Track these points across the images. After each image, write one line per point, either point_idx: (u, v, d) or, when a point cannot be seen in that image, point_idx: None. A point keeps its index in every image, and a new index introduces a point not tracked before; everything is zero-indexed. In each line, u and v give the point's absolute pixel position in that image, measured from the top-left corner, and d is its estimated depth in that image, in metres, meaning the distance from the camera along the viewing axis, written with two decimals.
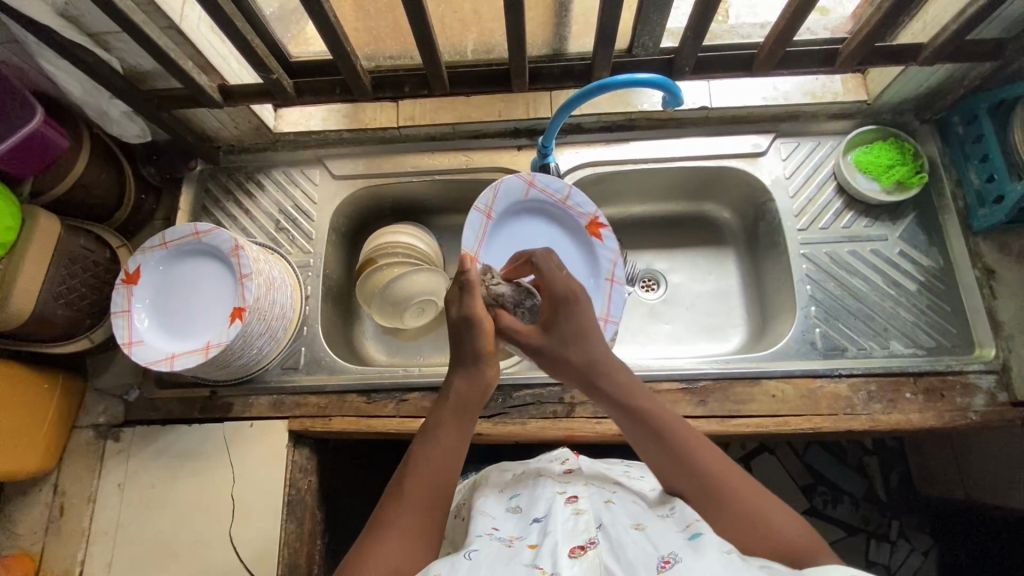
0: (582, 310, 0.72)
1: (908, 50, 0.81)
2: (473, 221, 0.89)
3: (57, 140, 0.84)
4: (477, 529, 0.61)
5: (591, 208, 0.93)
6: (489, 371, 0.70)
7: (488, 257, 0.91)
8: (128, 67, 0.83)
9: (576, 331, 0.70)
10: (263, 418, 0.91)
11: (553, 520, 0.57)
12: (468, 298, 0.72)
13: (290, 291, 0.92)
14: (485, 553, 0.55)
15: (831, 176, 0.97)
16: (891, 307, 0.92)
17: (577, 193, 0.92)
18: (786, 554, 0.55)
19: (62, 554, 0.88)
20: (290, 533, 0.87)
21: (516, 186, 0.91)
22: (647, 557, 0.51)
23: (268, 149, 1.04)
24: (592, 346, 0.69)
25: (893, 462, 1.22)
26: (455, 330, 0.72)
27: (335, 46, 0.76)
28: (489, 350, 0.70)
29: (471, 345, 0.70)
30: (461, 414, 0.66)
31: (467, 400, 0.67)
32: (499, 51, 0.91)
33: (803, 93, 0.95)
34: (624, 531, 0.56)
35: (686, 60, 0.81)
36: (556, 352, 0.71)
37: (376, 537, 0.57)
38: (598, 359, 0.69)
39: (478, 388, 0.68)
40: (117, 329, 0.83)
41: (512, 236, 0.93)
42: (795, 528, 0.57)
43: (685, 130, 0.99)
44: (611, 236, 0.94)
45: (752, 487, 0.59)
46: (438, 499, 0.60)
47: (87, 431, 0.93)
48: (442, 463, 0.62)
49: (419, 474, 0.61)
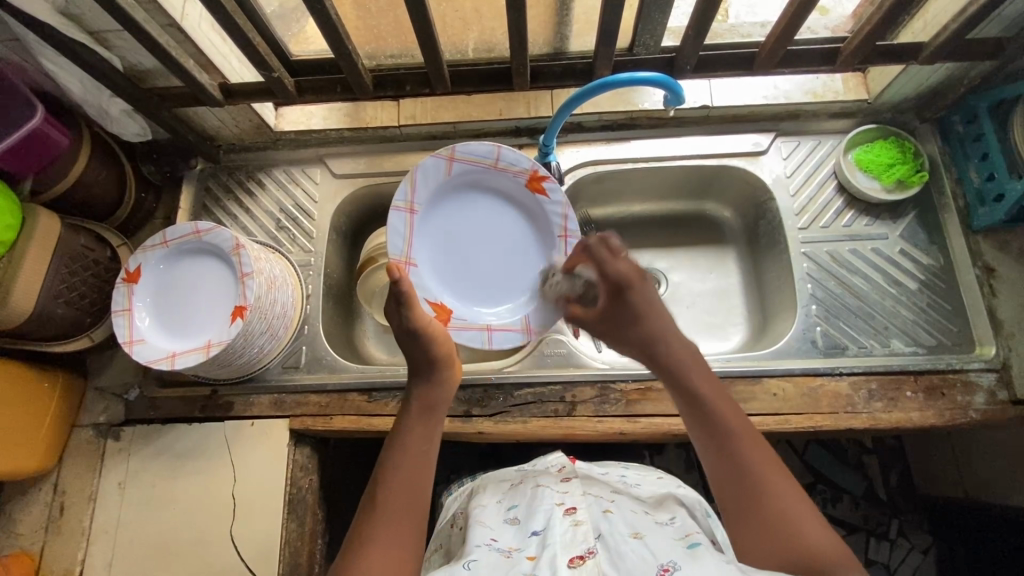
0: (636, 301, 0.73)
1: (908, 49, 0.81)
2: (399, 221, 0.85)
3: (57, 139, 0.83)
4: (475, 541, 0.61)
5: (526, 163, 0.88)
6: (445, 375, 0.72)
7: (426, 254, 0.88)
8: (128, 65, 0.83)
9: (636, 319, 0.73)
10: (263, 417, 0.91)
11: (551, 532, 0.57)
12: (409, 313, 0.71)
13: (291, 290, 0.92)
14: (484, 565, 0.56)
15: (831, 175, 0.97)
16: (892, 305, 0.92)
17: (506, 152, 0.87)
18: (805, 558, 0.54)
19: (61, 554, 0.87)
20: (291, 532, 0.87)
21: (435, 167, 0.87)
22: (647, 567, 0.52)
23: (269, 148, 1.04)
24: (654, 333, 0.71)
25: (893, 461, 1.23)
26: (403, 340, 0.73)
27: (337, 44, 0.76)
28: (442, 357, 0.72)
29: (424, 353, 0.72)
30: (427, 418, 0.68)
31: (431, 402, 0.70)
32: (500, 50, 0.91)
33: (804, 92, 0.95)
34: (623, 541, 0.56)
35: (688, 58, 0.81)
36: (623, 334, 0.74)
37: (362, 544, 0.57)
38: (669, 344, 0.70)
39: (439, 392, 0.71)
40: (118, 328, 0.82)
41: (451, 217, 0.90)
42: (826, 538, 0.55)
43: (686, 129, 0.99)
44: (555, 189, 0.88)
45: (793, 494, 0.58)
46: (416, 505, 0.61)
47: (87, 430, 0.93)
48: (416, 468, 0.63)
49: (391, 478, 0.62)
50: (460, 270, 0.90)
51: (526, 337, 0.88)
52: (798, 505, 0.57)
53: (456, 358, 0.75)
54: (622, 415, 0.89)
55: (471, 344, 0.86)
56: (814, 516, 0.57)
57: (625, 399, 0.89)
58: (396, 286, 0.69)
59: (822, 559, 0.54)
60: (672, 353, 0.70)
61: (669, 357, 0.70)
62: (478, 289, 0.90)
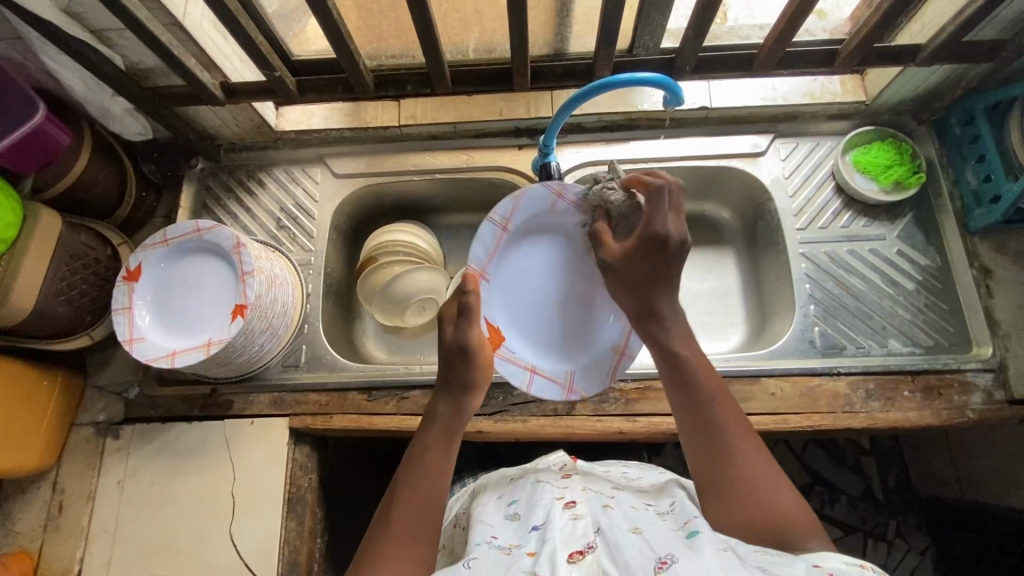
0: (671, 259, 0.73)
1: (906, 50, 0.82)
2: (486, 233, 0.84)
3: (59, 136, 0.83)
4: (476, 539, 0.62)
5: None
6: (472, 404, 0.71)
7: (500, 277, 0.87)
8: (130, 64, 0.83)
9: (655, 272, 0.73)
10: (264, 415, 0.91)
11: (550, 527, 0.58)
12: (465, 325, 0.72)
13: (292, 289, 0.92)
14: (484, 562, 0.56)
15: (829, 176, 0.98)
16: (889, 305, 0.92)
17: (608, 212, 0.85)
18: (773, 524, 0.56)
19: (60, 552, 0.87)
20: (290, 531, 0.87)
21: (539, 200, 0.85)
22: (645, 559, 0.51)
23: (270, 148, 1.04)
24: (660, 292, 0.73)
25: (890, 462, 1.23)
26: (447, 357, 0.72)
27: (340, 45, 0.77)
28: (477, 385, 0.72)
29: (462, 377, 0.71)
30: (447, 443, 0.68)
31: (452, 428, 0.69)
32: (500, 51, 0.91)
33: (802, 94, 0.96)
34: (623, 534, 0.55)
35: (687, 60, 0.82)
36: (632, 285, 0.75)
37: (371, 562, 0.58)
38: (665, 305, 0.72)
39: (462, 417, 0.70)
40: (118, 325, 0.82)
41: (532, 260, 0.88)
42: (796, 510, 0.57)
43: (685, 130, 1.00)
44: None
45: (767, 468, 0.60)
46: (427, 527, 0.61)
47: (87, 428, 0.93)
48: (427, 491, 0.63)
49: (404, 501, 0.62)
50: (519, 308, 0.88)
51: (564, 395, 0.86)
52: (772, 474, 0.60)
53: (488, 385, 0.74)
54: (622, 414, 0.89)
55: (510, 379, 0.83)
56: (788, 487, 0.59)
57: (624, 398, 0.90)
58: (466, 295, 0.72)
59: (796, 527, 0.56)
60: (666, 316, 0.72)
61: (665, 316, 0.72)
62: (534, 333, 0.88)
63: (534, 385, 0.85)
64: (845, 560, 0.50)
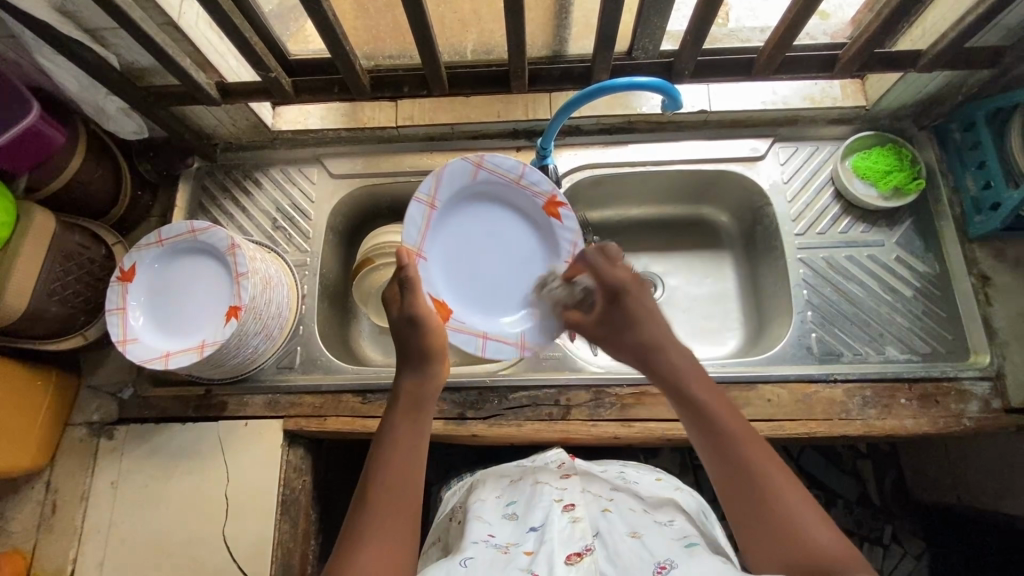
0: (632, 303, 0.76)
1: (907, 56, 0.81)
2: (416, 213, 0.85)
3: (53, 135, 0.83)
4: (473, 536, 0.62)
5: (548, 186, 0.88)
6: (435, 371, 0.72)
7: (439, 247, 0.88)
8: (125, 63, 0.83)
9: (630, 324, 0.75)
10: (258, 417, 0.91)
11: (549, 529, 0.57)
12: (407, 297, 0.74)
13: (287, 290, 0.92)
14: (480, 560, 0.56)
15: (828, 182, 0.97)
16: (887, 312, 0.92)
17: (531, 170, 0.87)
18: (809, 558, 0.53)
19: (53, 552, 0.87)
20: (284, 533, 0.87)
21: (463, 169, 0.87)
22: (642, 563, 0.53)
23: (266, 147, 1.04)
24: (647, 334, 0.73)
25: (887, 467, 1.23)
26: (398, 331, 0.74)
27: (335, 45, 0.76)
28: (433, 350, 0.73)
29: (417, 345, 0.73)
30: (414, 416, 0.68)
31: (417, 400, 0.69)
32: (498, 52, 0.90)
33: (802, 98, 0.95)
34: (620, 539, 0.56)
35: (687, 63, 0.81)
36: (622, 339, 0.75)
37: (353, 544, 0.57)
38: (662, 350, 0.72)
39: (428, 388, 0.70)
40: (112, 326, 0.82)
41: (473, 220, 0.90)
42: (831, 537, 0.54)
43: (684, 133, 0.99)
44: (569, 215, 0.89)
45: (798, 499, 0.57)
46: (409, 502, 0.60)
47: (80, 429, 0.93)
48: (403, 464, 0.63)
49: (381, 476, 0.62)
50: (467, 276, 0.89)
51: (520, 354, 0.86)
52: (801, 501, 0.57)
53: (447, 357, 0.75)
54: (617, 419, 0.89)
55: (464, 349, 0.84)
56: (820, 518, 0.56)
57: (620, 403, 0.89)
58: (403, 270, 0.75)
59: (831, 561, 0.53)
60: (664, 354, 0.72)
61: (664, 360, 0.71)
62: (480, 294, 0.88)
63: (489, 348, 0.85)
64: None
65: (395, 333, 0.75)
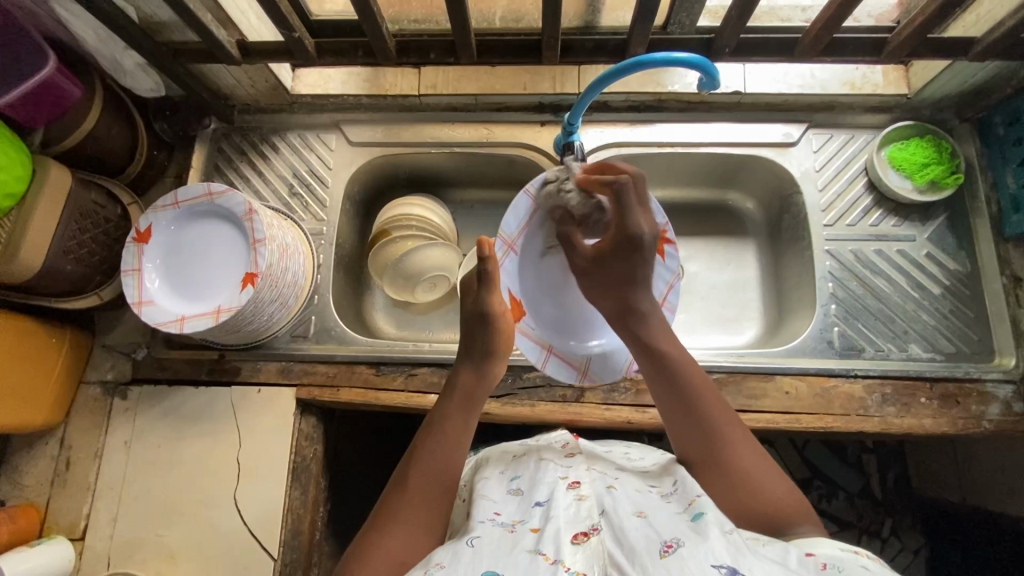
0: (641, 260, 0.75)
1: (958, 43, 0.78)
2: (519, 203, 0.78)
3: (69, 90, 0.81)
4: (479, 514, 0.60)
5: (662, 219, 0.82)
6: (495, 368, 0.72)
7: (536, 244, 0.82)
8: (145, 16, 0.80)
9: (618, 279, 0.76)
10: (271, 385, 0.91)
11: (555, 506, 0.57)
12: (484, 289, 0.73)
13: (303, 259, 0.91)
14: (487, 541, 0.55)
15: (862, 172, 0.94)
16: (912, 309, 0.90)
17: (652, 200, 0.80)
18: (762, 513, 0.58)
19: (68, 508, 0.88)
20: (294, 499, 0.88)
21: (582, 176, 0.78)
22: (650, 542, 0.50)
23: (284, 111, 1.01)
24: (636, 292, 0.75)
25: (892, 462, 1.23)
26: (468, 322, 0.73)
27: (363, 7, 0.73)
28: (498, 348, 0.73)
29: (484, 341, 0.72)
30: (468, 409, 0.68)
31: (472, 392, 0.69)
32: (528, 21, 0.87)
33: (840, 83, 0.92)
34: (627, 517, 0.54)
35: (727, 41, 0.78)
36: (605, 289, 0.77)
37: (379, 530, 0.58)
38: (640, 303, 0.74)
39: (486, 383, 0.71)
40: (126, 287, 0.81)
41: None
42: (785, 496, 0.59)
43: (716, 115, 0.96)
44: (674, 256, 0.84)
45: (764, 471, 0.60)
46: (442, 491, 0.61)
47: (94, 387, 0.93)
48: (446, 455, 0.63)
49: (420, 465, 0.62)
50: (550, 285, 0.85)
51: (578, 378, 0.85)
52: (763, 466, 0.61)
53: (509, 351, 0.75)
54: (632, 405, 0.88)
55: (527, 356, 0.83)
56: (775, 471, 0.60)
57: (635, 389, 0.88)
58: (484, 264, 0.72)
59: (780, 512, 0.58)
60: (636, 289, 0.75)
61: (640, 312, 0.73)
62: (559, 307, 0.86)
63: (549, 363, 0.84)
64: (840, 547, 0.52)
65: (464, 328, 0.74)
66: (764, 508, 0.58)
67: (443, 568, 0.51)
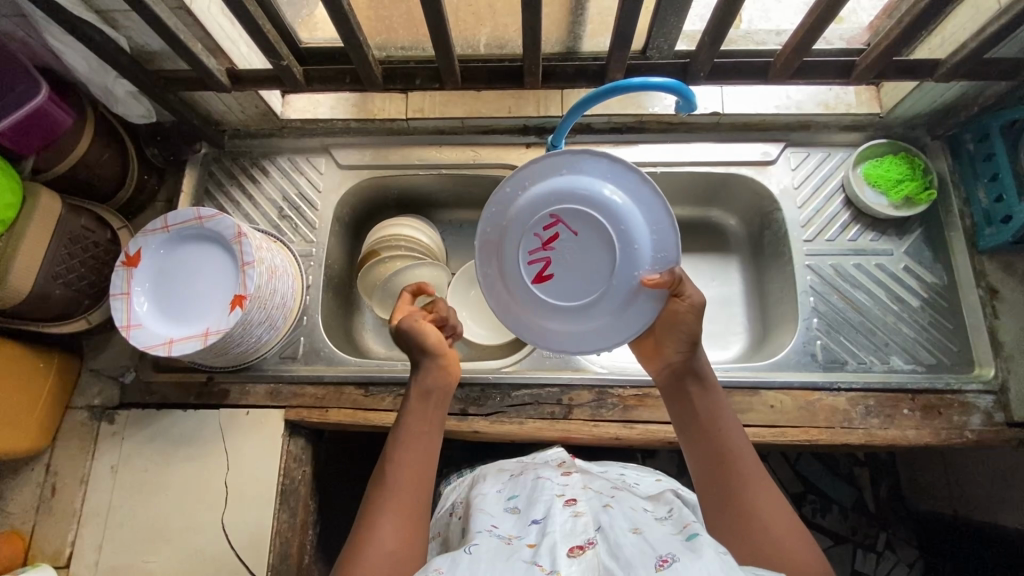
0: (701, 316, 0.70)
1: (924, 65, 0.81)
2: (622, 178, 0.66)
3: (61, 118, 0.82)
4: (476, 527, 0.61)
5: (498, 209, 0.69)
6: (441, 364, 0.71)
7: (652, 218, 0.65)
8: (137, 46, 0.82)
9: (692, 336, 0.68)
10: (259, 407, 0.91)
11: (552, 522, 0.58)
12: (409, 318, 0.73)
13: (292, 281, 0.91)
14: (484, 550, 0.55)
15: (839, 189, 0.96)
16: (892, 322, 0.91)
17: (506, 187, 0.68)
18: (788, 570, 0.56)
19: (53, 535, 0.87)
20: (283, 522, 0.87)
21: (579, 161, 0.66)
22: (645, 556, 0.50)
23: (274, 135, 1.03)
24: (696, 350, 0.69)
25: (884, 474, 1.23)
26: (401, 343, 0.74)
27: (350, 36, 0.75)
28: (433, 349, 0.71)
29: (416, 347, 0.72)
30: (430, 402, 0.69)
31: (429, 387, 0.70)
32: (511, 47, 0.90)
33: (815, 103, 0.95)
34: (622, 534, 0.55)
35: (702, 65, 0.80)
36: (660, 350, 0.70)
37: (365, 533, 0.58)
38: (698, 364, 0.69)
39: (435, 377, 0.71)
40: (116, 311, 0.82)
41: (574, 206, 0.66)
42: (807, 553, 0.57)
43: (696, 135, 0.98)
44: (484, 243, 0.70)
45: (789, 529, 0.59)
46: (422, 491, 0.62)
47: (81, 412, 0.93)
48: (419, 451, 0.65)
49: (398, 465, 0.63)
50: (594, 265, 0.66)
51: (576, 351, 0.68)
52: (784, 521, 0.59)
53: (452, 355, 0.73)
54: (620, 420, 0.88)
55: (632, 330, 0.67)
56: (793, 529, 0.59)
57: (622, 404, 0.89)
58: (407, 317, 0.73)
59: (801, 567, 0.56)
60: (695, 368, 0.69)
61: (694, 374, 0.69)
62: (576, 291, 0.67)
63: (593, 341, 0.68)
64: None
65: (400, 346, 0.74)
66: (788, 566, 0.56)
67: (444, 572, 0.50)
